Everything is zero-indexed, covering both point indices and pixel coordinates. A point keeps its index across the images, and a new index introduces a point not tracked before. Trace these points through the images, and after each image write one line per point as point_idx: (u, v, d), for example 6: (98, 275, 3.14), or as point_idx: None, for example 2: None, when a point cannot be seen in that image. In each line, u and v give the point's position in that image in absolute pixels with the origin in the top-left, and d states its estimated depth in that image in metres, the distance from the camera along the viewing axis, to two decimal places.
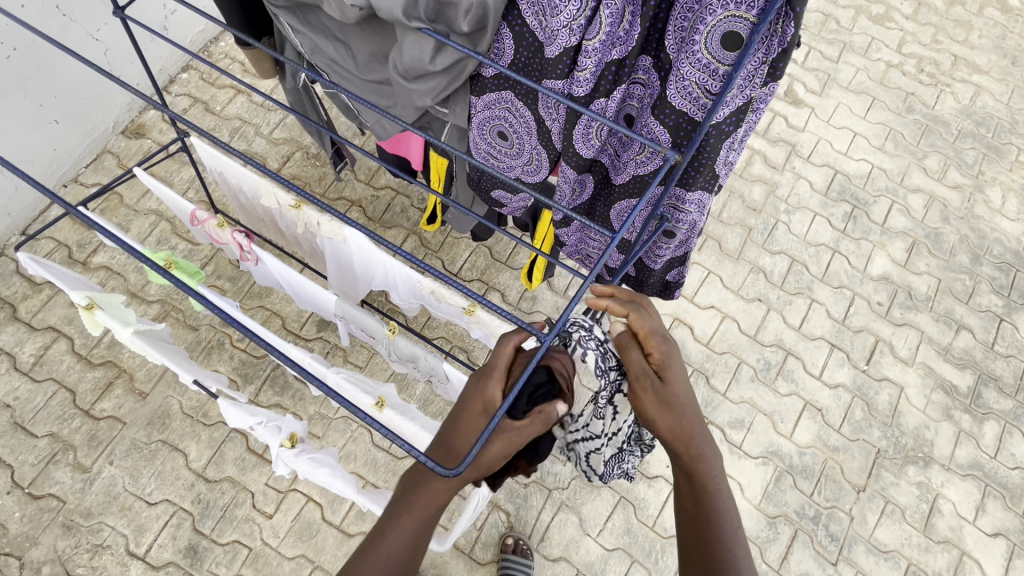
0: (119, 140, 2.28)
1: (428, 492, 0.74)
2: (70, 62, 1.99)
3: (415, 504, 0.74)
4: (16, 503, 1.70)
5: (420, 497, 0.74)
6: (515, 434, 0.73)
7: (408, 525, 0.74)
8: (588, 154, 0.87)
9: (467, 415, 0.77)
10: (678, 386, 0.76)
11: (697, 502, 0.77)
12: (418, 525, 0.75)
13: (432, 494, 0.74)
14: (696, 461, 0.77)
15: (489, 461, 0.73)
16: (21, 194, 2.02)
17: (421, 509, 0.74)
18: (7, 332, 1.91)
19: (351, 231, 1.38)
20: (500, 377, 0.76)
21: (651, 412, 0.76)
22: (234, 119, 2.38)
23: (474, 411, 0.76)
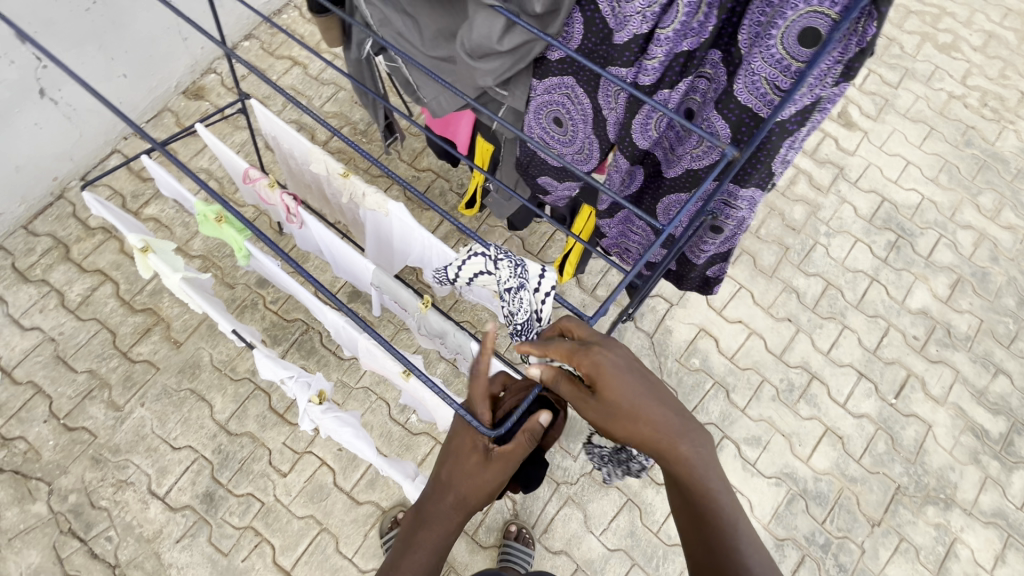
0: (179, 99, 2.37)
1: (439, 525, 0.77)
2: (142, 20, 2.08)
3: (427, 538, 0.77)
4: (51, 432, 1.79)
5: (434, 530, 0.77)
6: (509, 456, 0.73)
7: (424, 557, 0.77)
8: (644, 145, 0.87)
9: (457, 453, 0.76)
10: (622, 394, 0.68)
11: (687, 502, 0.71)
12: (435, 556, 0.78)
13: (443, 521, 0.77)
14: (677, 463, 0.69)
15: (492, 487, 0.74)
16: (84, 141, 2.13)
17: (433, 540, 0.77)
18: (58, 270, 2.01)
19: (394, 205, 1.41)
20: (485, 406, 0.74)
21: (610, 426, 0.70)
22: (289, 90, 2.45)
23: (461, 447, 0.76)
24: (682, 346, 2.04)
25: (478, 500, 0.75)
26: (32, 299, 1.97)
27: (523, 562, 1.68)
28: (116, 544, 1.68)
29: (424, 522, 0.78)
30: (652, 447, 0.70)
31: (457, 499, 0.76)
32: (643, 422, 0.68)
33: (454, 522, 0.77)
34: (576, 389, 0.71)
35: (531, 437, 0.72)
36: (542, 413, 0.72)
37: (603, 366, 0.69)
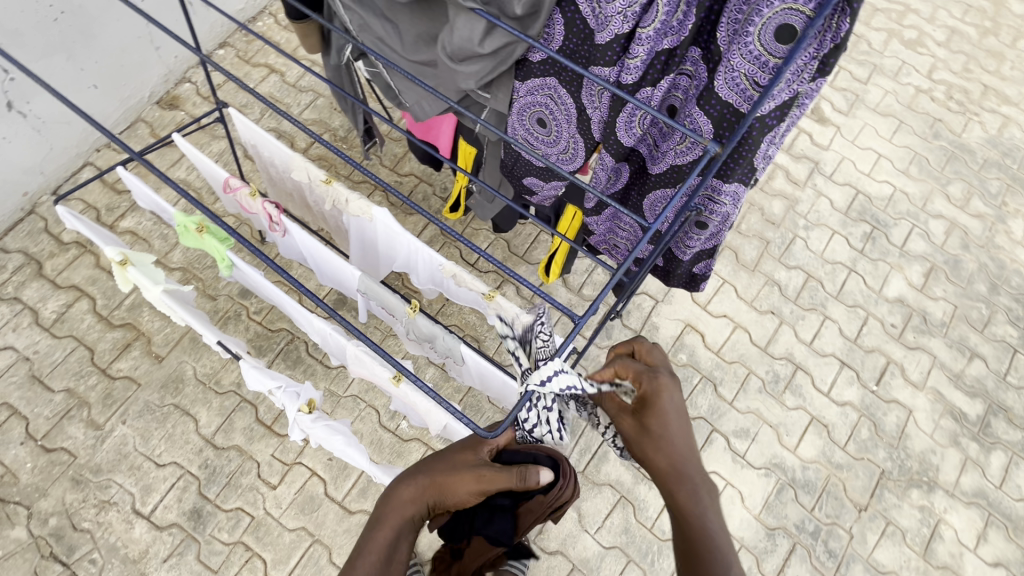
0: (153, 110, 2.33)
1: (399, 501, 0.82)
2: (113, 29, 2.04)
3: (387, 512, 0.82)
4: (29, 455, 1.73)
5: (395, 506, 0.82)
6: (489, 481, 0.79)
7: (380, 530, 0.81)
8: (628, 143, 0.87)
9: (450, 451, 0.85)
10: (658, 424, 0.80)
11: (686, 538, 0.77)
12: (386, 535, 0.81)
13: (401, 501, 0.82)
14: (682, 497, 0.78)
15: (460, 494, 0.81)
16: (55, 154, 2.08)
17: (392, 515, 0.81)
18: (32, 288, 1.96)
19: (379, 209, 1.41)
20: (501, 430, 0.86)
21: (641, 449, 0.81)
22: (267, 98, 2.43)
23: (458, 451, 0.85)
24: (668, 342, 2.06)
25: (446, 496, 0.81)
26: (4, 318, 1.91)
27: (520, 565, 1.67)
28: (100, 567, 1.63)
29: (393, 494, 0.83)
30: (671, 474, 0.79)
31: (432, 483, 0.82)
32: (662, 454, 0.79)
33: (415, 506, 0.82)
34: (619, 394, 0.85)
35: (522, 479, 0.78)
36: (542, 469, 0.78)
37: (661, 395, 0.80)
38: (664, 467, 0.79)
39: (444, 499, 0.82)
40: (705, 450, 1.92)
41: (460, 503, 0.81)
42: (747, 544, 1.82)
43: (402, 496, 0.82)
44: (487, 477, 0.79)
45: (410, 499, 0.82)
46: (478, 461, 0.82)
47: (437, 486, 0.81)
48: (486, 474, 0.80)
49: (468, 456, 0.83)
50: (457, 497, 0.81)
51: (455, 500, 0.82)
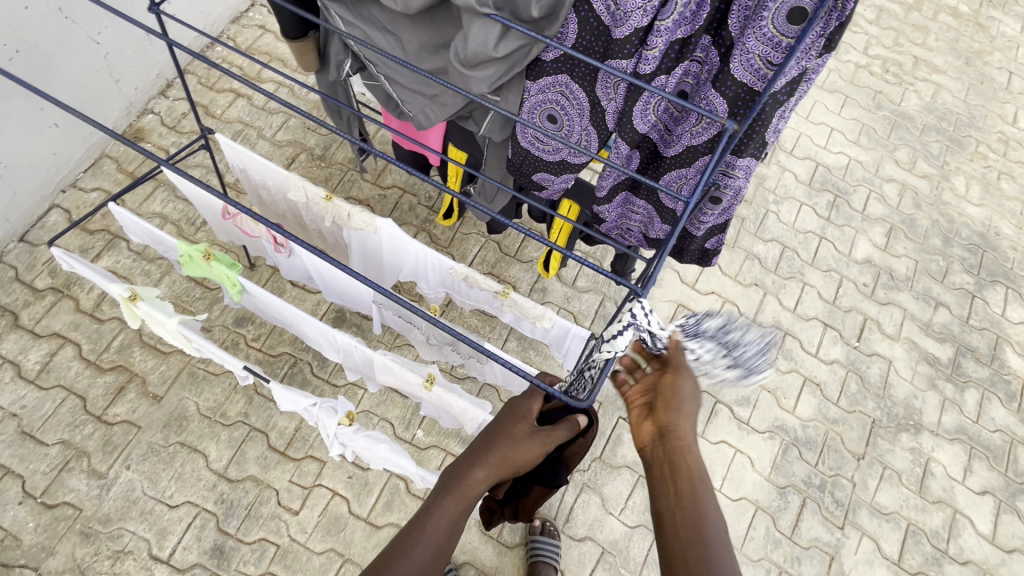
0: (117, 144, 2.26)
1: (470, 487, 0.74)
2: (70, 64, 1.97)
3: (454, 502, 0.74)
4: (29, 514, 1.64)
5: (467, 485, 0.75)
6: (552, 440, 0.81)
7: (453, 511, 0.73)
8: (643, 129, 0.94)
9: (501, 423, 0.81)
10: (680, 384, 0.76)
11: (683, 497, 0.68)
12: (457, 517, 0.74)
13: (473, 480, 0.75)
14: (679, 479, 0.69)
15: (530, 462, 0.79)
16: (19, 199, 2.00)
17: (464, 496, 0.74)
18: (9, 340, 1.87)
19: (383, 221, 1.42)
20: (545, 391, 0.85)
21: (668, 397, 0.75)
22: (236, 122, 2.39)
23: (511, 417, 0.81)
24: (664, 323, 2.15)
25: (517, 466, 0.78)
26: None
27: (553, 555, 1.71)
28: None
29: (463, 472, 0.75)
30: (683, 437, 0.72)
31: (502, 455, 0.77)
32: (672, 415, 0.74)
33: (484, 483, 0.76)
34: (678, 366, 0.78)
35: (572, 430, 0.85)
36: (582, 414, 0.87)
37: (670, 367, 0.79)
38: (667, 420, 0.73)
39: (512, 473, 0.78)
40: (711, 421, 2.00)
41: (524, 469, 0.80)
42: (762, 506, 1.91)
43: (470, 481, 0.75)
44: (552, 437, 0.81)
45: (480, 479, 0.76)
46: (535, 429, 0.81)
47: (506, 460, 0.77)
48: (549, 437, 0.81)
49: (527, 424, 0.81)
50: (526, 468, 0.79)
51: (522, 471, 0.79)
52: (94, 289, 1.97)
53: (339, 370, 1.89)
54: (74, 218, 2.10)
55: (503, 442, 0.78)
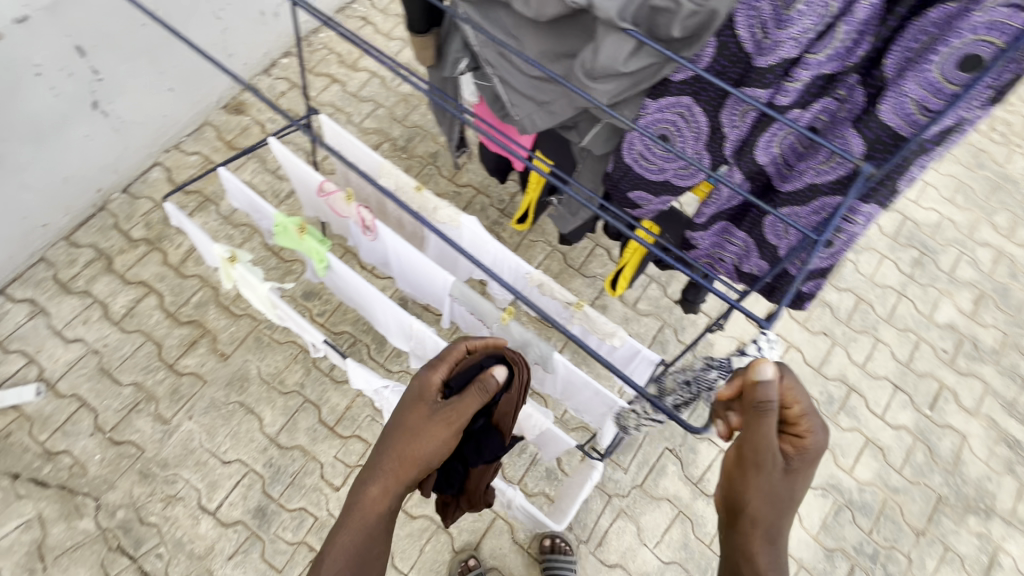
0: (219, 113, 2.40)
1: (372, 487, 0.93)
2: (193, 35, 2.12)
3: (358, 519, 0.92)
4: (97, 446, 1.75)
5: (376, 487, 0.94)
6: (455, 416, 0.92)
7: (368, 508, 0.93)
8: (764, 160, 0.93)
9: (399, 425, 0.95)
10: (796, 483, 0.83)
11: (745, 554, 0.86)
12: (369, 514, 0.94)
13: (376, 483, 0.93)
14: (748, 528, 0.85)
15: (431, 448, 0.92)
16: (130, 153, 2.15)
17: (372, 494, 0.94)
18: (101, 282, 2.00)
19: (468, 217, 1.45)
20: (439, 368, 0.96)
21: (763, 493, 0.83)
22: (329, 106, 2.50)
23: (413, 406, 0.96)
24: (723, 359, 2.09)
25: (419, 456, 0.92)
26: (75, 311, 1.94)
27: None
28: (167, 562, 1.63)
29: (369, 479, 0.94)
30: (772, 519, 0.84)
31: (401, 454, 0.92)
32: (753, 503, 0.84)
33: (390, 480, 0.93)
34: (770, 456, 0.79)
35: (485, 390, 0.93)
36: (495, 371, 0.94)
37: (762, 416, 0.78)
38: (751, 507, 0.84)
39: (417, 466, 0.93)
40: None
41: (434, 453, 0.92)
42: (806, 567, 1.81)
43: (370, 498, 0.94)
44: (454, 414, 0.92)
45: (383, 478, 0.93)
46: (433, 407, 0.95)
47: (408, 457, 0.92)
48: (447, 414, 0.92)
49: (422, 409, 0.95)
50: (430, 455, 0.92)
51: (430, 463, 0.93)
52: (181, 246, 2.09)
53: (395, 356, 1.94)
54: (173, 177, 2.24)
55: (397, 442, 0.93)
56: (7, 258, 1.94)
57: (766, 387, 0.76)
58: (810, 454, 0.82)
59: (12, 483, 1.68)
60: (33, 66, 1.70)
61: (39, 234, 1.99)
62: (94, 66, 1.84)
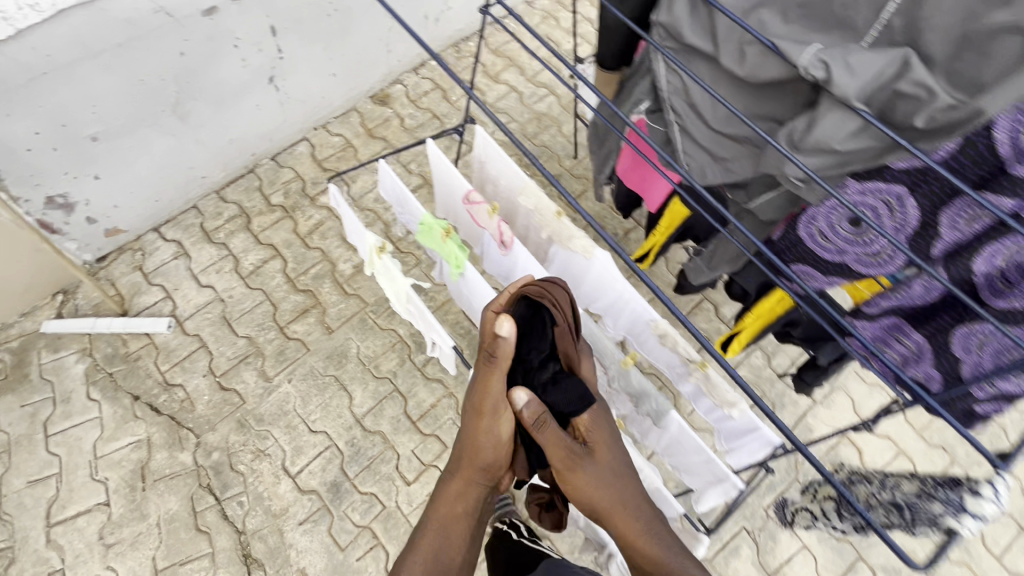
0: (366, 102, 2.55)
1: (446, 509, 0.95)
2: (364, 28, 2.27)
3: (435, 516, 0.94)
4: (207, 388, 1.89)
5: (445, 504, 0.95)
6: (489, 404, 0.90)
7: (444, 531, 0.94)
8: (981, 271, 0.85)
9: (462, 422, 0.99)
10: (606, 454, 0.93)
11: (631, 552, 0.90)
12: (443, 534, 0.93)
13: (449, 503, 0.95)
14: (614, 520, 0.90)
15: (485, 443, 0.92)
16: (286, 126, 2.32)
17: (444, 515, 0.94)
18: (238, 238, 2.18)
19: (602, 252, 1.44)
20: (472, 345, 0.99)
21: (596, 485, 0.90)
22: (466, 111, 2.59)
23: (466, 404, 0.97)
24: (822, 449, 1.94)
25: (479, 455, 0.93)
26: (211, 259, 2.12)
27: None
28: (245, 512, 1.73)
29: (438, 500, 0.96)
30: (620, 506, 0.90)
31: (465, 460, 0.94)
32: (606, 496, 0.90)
33: (459, 492, 0.95)
34: (571, 449, 0.89)
35: (496, 358, 0.88)
36: (503, 322, 0.87)
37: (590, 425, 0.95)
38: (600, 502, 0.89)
39: (479, 460, 0.93)
40: None
41: (489, 448, 0.92)
42: None
43: (446, 494, 0.96)
44: (482, 402, 0.90)
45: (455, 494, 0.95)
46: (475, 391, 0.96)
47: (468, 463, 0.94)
48: (476, 400, 0.90)
49: (467, 394, 0.97)
50: (485, 443, 0.92)
51: (490, 456, 0.93)
52: (311, 218, 2.24)
53: None
54: (315, 153, 2.40)
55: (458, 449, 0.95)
56: (168, 201, 2.13)
57: (505, 342, 0.88)
58: (591, 427, 0.95)
59: (132, 403, 1.84)
60: (233, 37, 1.86)
61: (197, 184, 2.18)
62: (280, 46, 2.02)
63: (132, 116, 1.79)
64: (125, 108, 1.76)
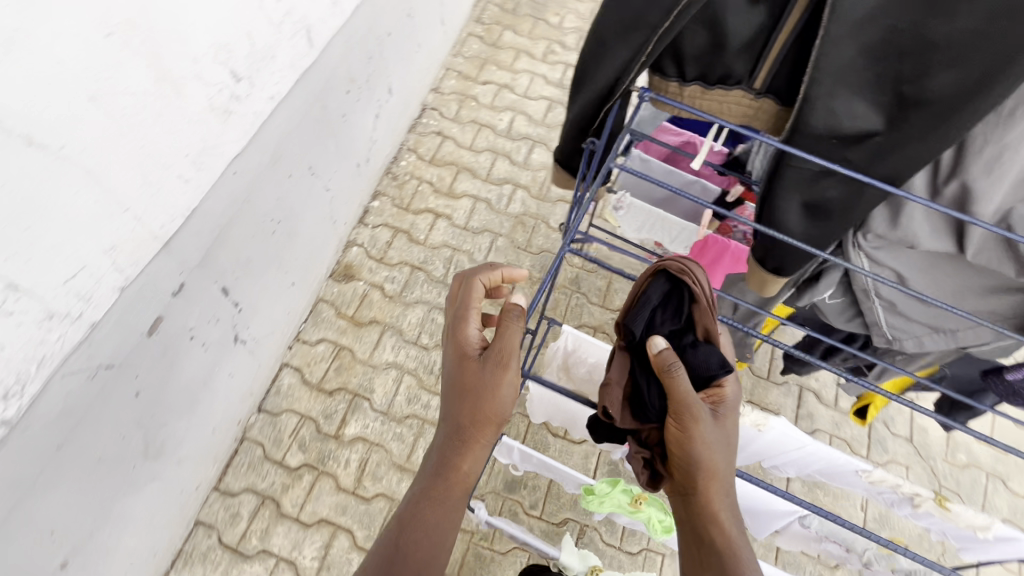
0: (330, 285, 2.11)
1: (458, 478, 0.91)
2: (309, 217, 1.82)
3: (445, 484, 0.90)
4: None
5: (459, 472, 0.92)
6: (510, 363, 0.90)
7: (451, 507, 0.91)
8: None
9: (457, 388, 0.93)
10: (725, 424, 0.93)
11: (715, 531, 0.89)
12: (449, 512, 0.90)
13: (461, 471, 0.92)
14: (709, 488, 0.89)
15: (503, 396, 0.90)
16: (263, 367, 1.83)
17: (447, 505, 0.90)
18: (278, 533, 1.70)
19: (777, 419, 1.27)
20: (476, 294, 0.98)
21: (708, 446, 0.89)
22: (443, 247, 2.24)
23: (463, 359, 0.94)
24: (942, 444, 1.99)
25: (489, 410, 0.90)
26: None
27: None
28: None
29: (450, 470, 0.91)
30: (715, 482, 0.90)
31: (474, 420, 0.90)
32: (715, 466, 0.89)
33: (468, 456, 0.92)
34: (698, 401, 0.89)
35: (516, 312, 0.90)
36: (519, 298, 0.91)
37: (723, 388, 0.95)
38: (712, 468, 0.89)
39: (490, 421, 0.90)
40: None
41: (504, 400, 0.90)
42: None
43: (458, 458, 0.92)
44: (505, 355, 0.90)
45: (465, 468, 0.92)
46: (483, 355, 0.93)
47: (485, 418, 0.90)
48: (502, 355, 0.90)
49: (473, 361, 0.93)
50: (497, 402, 0.90)
51: (506, 410, 0.91)
52: (350, 463, 1.82)
53: (634, 535, 1.75)
54: (308, 377, 1.94)
55: (460, 408, 0.92)
56: (168, 542, 1.59)
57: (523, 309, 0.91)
58: (730, 398, 0.94)
59: None
60: (188, 330, 1.37)
61: (193, 498, 1.65)
62: (236, 301, 1.53)
63: (100, 501, 1.26)
64: (89, 501, 1.23)
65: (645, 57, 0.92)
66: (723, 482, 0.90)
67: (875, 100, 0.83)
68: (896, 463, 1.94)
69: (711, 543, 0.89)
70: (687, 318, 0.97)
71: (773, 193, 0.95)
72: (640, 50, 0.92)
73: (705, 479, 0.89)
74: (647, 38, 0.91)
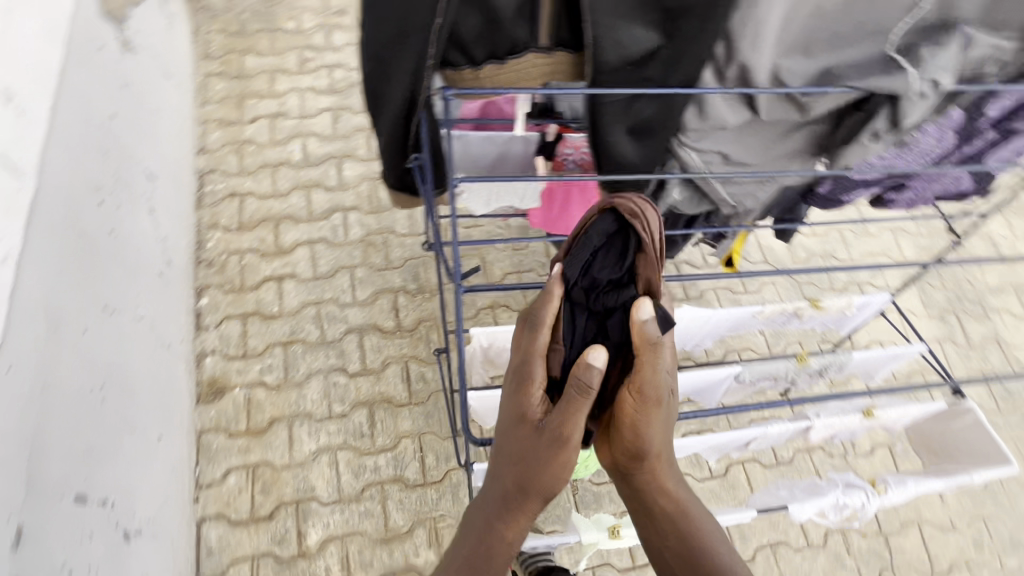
0: (204, 411, 1.83)
1: (500, 540, 0.95)
2: (137, 359, 1.51)
3: (491, 545, 0.95)
4: None
5: (499, 534, 0.95)
6: (567, 434, 0.89)
7: (499, 560, 0.97)
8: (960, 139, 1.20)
9: (510, 455, 0.93)
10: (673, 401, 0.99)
11: (665, 501, 0.99)
12: (490, 563, 0.96)
13: (501, 533, 0.95)
14: (661, 468, 0.98)
15: (554, 473, 0.91)
16: (178, 539, 1.55)
17: (496, 557, 0.96)
18: None
19: (682, 309, 1.41)
20: (542, 340, 0.95)
21: (661, 433, 0.94)
22: (305, 307, 2.03)
23: (518, 430, 0.93)
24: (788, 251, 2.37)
25: (536, 481, 0.91)
26: None
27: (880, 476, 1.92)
28: None
29: (489, 532, 0.95)
30: (665, 461, 0.98)
31: (517, 486, 0.92)
32: (665, 449, 0.97)
33: (514, 523, 0.95)
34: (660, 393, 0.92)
35: (586, 385, 0.87)
36: (597, 352, 0.89)
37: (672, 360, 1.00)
38: (660, 452, 0.96)
39: (545, 492, 0.92)
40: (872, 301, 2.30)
41: (555, 474, 0.91)
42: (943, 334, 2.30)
43: (503, 526, 0.95)
44: (567, 431, 0.88)
45: (506, 529, 0.96)
46: (540, 425, 0.92)
47: (525, 487, 0.92)
48: (564, 432, 0.88)
49: (531, 427, 0.92)
50: (550, 476, 0.90)
51: (556, 485, 0.92)
52: (330, 569, 1.65)
53: None
54: (235, 516, 1.69)
55: (506, 479, 0.93)
56: None
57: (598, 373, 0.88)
58: (674, 370, 1.00)
59: None
60: (63, 566, 1.08)
61: None
62: (103, 497, 1.24)
63: None
64: None
65: (432, 58, 0.90)
66: (671, 459, 0.99)
67: (645, 20, 0.87)
68: (766, 284, 2.28)
69: (660, 513, 0.99)
70: (630, 267, 0.98)
71: (601, 132, 1.00)
72: (424, 54, 0.89)
73: (654, 461, 0.96)
74: (426, 38, 0.88)
